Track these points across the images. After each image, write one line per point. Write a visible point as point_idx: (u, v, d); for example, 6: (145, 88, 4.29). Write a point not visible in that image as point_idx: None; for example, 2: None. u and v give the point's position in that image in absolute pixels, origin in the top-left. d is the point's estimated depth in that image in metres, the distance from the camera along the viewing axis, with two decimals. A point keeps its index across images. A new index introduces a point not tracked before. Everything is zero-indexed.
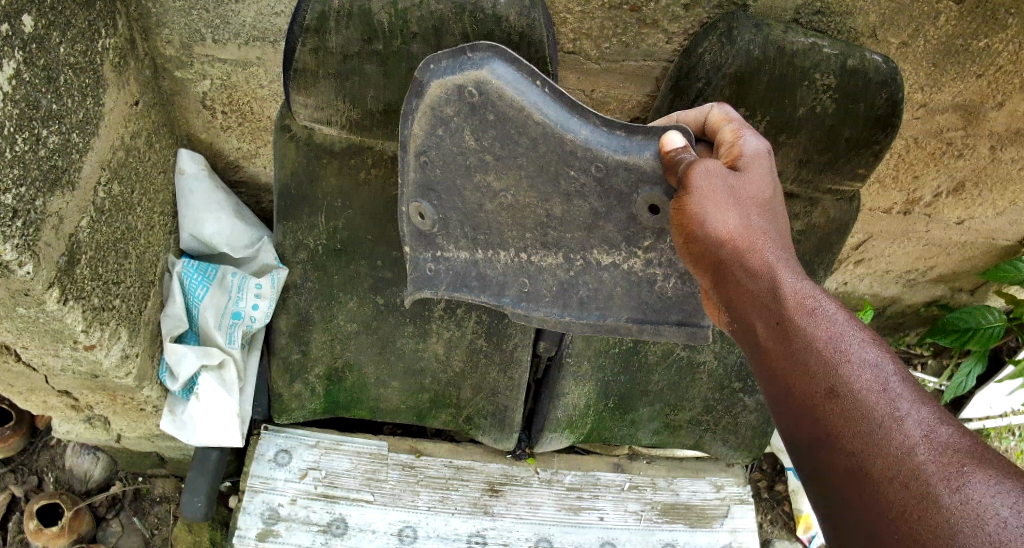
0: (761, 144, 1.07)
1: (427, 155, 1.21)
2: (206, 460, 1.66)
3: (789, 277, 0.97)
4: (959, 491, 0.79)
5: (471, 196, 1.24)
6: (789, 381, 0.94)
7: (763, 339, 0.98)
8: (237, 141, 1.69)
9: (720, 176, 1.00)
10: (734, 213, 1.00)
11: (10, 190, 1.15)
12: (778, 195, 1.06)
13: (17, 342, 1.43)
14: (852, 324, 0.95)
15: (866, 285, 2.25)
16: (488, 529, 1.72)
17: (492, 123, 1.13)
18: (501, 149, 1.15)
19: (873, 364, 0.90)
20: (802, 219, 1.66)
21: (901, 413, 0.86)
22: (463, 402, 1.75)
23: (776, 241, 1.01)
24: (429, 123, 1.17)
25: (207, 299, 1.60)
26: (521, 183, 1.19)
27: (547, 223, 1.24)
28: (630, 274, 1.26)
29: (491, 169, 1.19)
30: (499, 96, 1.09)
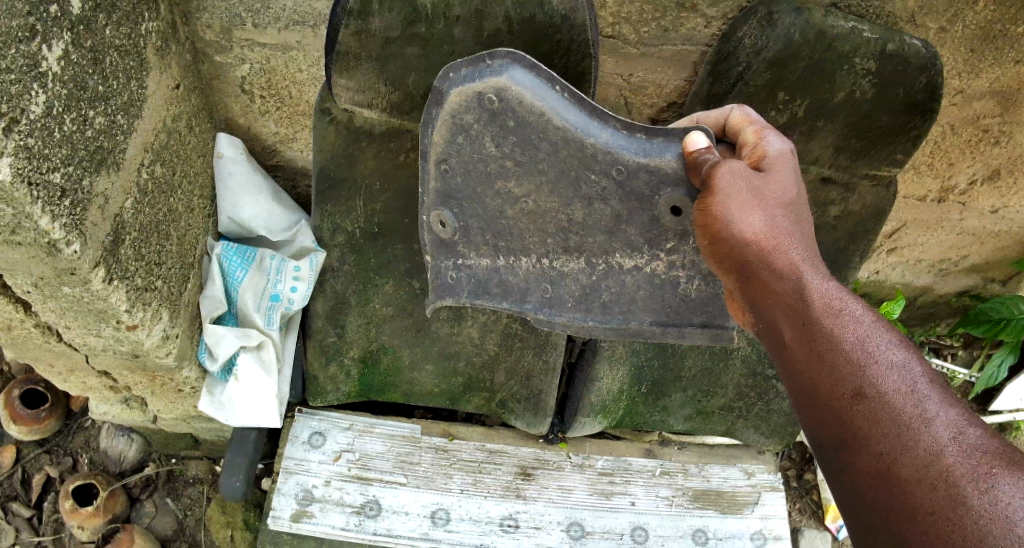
0: (785, 145, 1.05)
1: (447, 163, 1.23)
2: (245, 440, 1.67)
3: (816, 278, 0.97)
4: (988, 493, 0.80)
5: (492, 203, 1.24)
6: (816, 383, 0.95)
7: (790, 340, 0.98)
8: (274, 125, 1.70)
9: (746, 176, 0.98)
10: (759, 213, 0.98)
11: (59, 169, 1.16)
12: (803, 195, 1.05)
13: (60, 322, 1.44)
14: (880, 326, 0.95)
15: (898, 274, 2.24)
16: (521, 512, 1.73)
17: (512, 130, 1.14)
18: (522, 154, 1.16)
19: (900, 367, 0.91)
20: (838, 205, 1.64)
21: (930, 415, 0.88)
22: (498, 386, 1.76)
23: (802, 241, 1.01)
24: (450, 131, 1.18)
25: (245, 281, 1.62)
26: (543, 189, 1.19)
27: (568, 229, 1.23)
28: (654, 277, 1.23)
29: (512, 176, 1.19)
30: (519, 102, 1.10)
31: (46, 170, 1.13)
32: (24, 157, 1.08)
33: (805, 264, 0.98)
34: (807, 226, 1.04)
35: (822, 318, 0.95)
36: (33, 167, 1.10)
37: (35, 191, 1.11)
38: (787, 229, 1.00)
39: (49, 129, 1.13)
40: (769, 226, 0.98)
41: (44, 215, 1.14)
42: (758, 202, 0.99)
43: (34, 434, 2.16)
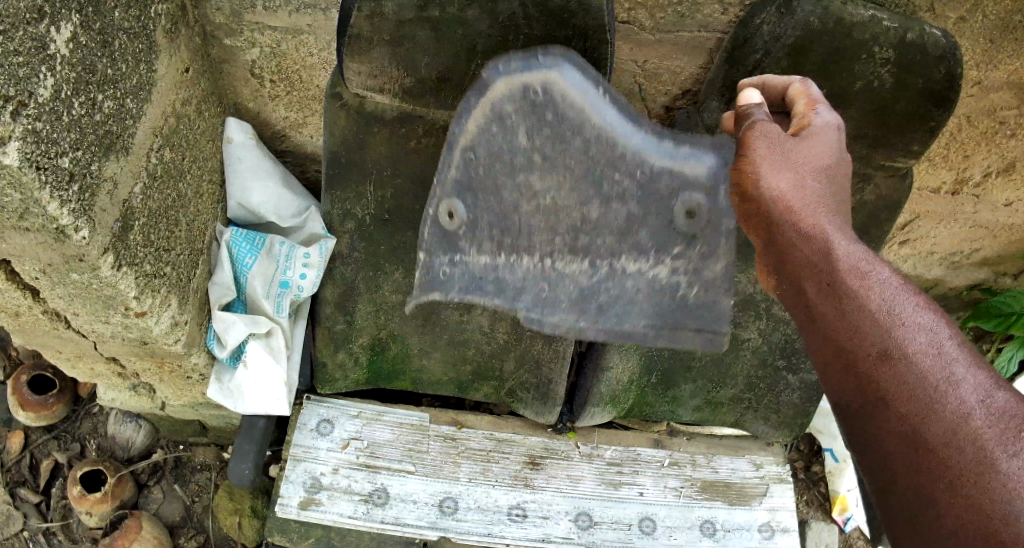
0: (829, 117, 1.06)
1: (473, 152, 1.14)
2: (253, 429, 1.63)
3: (848, 242, 0.98)
4: (1015, 457, 0.85)
5: (508, 196, 1.15)
6: (844, 344, 0.95)
7: (817, 302, 0.98)
8: (284, 110, 1.70)
9: (778, 141, 1.01)
10: (791, 177, 1.00)
11: (67, 154, 1.15)
12: (840, 164, 1.07)
13: (68, 309, 1.43)
14: (907, 289, 0.96)
15: (909, 266, 2.22)
16: (529, 502, 1.73)
17: (550, 124, 1.10)
18: (554, 148, 1.11)
19: (930, 329, 0.93)
20: (854, 195, 1.62)
21: (959, 379, 0.90)
22: (507, 375, 1.75)
23: (833, 208, 1.02)
24: (485, 122, 1.12)
25: (255, 268, 1.61)
26: (567, 186, 1.13)
27: (581, 228, 1.16)
28: (655, 282, 1.18)
29: (536, 170, 1.13)
30: (564, 98, 1.09)
31: (54, 154, 1.12)
32: (32, 141, 1.06)
33: (834, 228, 0.99)
34: (840, 194, 1.05)
35: (852, 280, 0.95)
36: (42, 151, 1.09)
37: (43, 175, 1.09)
38: (818, 194, 1.02)
39: (57, 112, 1.12)
40: (800, 190, 1.00)
41: (53, 200, 1.12)
42: (792, 166, 1.01)
43: (43, 420, 2.16)
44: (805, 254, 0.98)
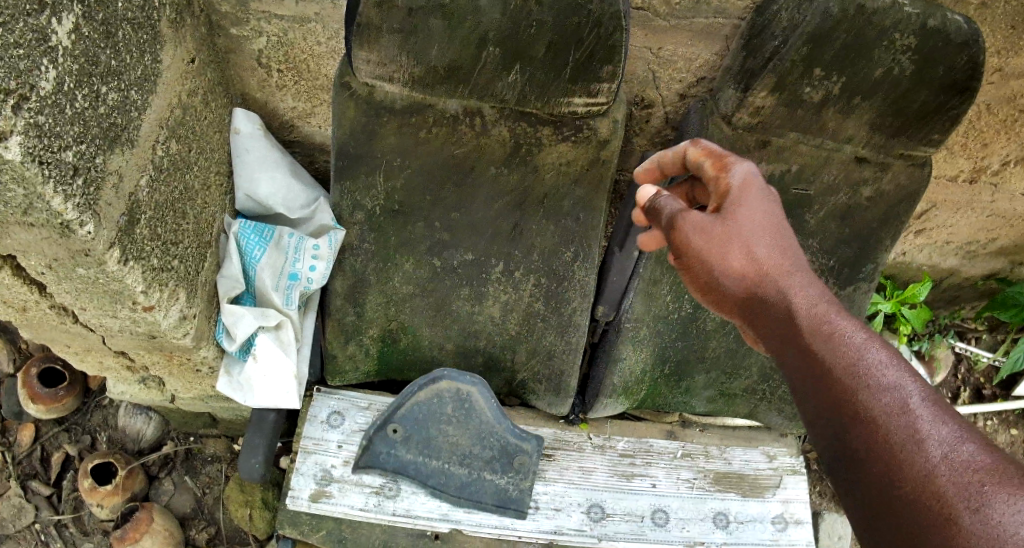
0: (748, 175, 1.14)
1: (409, 418, 1.63)
2: (263, 422, 1.62)
3: (801, 299, 1.04)
4: (979, 511, 0.81)
5: (426, 463, 1.64)
6: (815, 408, 0.98)
7: (790, 368, 1.02)
8: (292, 99, 1.69)
9: (703, 227, 1.09)
10: (735, 252, 1.08)
11: (70, 147, 1.13)
12: (777, 216, 1.13)
13: (75, 303, 1.41)
14: (870, 344, 0.97)
15: (925, 256, 2.19)
16: (541, 494, 1.71)
17: (458, 405, 1.64)
18: (460, 421, 1.64)
19: (892, 386, 0.93)
20: (871, 186, 1.57)
21: (923, 435, 0.88)
22: (519, 366, 1.70)
23: (785, 267, 1.08)
24: (427, 396, 1.62)
25: (264, 260, 1.58)
26: (463, 433, 1.65)
27: (466, 486, 1.65)
28: (511, 456, 1.67)
29: (447, 433, 1.64)
30: (469, 402, 1.64)
31: (57, 148, 1.10)
32: (34, 135, 1.05)
33: (790, 286, 1.06)
34: (792, 246, 1.11)
35: (812, 339, 1.00)
36: (44, 145, 1.07)
37: (46, 170, 1.08)
38: (768, 257, 1.08)
39: (60, 105, 1.10)
40: (748, 263, 1.08)
41: (57, 195, 1.11)
42: (729, 243, 1.08)
43: (53, 412, 2.16)
44: (771, 319, 1.05)
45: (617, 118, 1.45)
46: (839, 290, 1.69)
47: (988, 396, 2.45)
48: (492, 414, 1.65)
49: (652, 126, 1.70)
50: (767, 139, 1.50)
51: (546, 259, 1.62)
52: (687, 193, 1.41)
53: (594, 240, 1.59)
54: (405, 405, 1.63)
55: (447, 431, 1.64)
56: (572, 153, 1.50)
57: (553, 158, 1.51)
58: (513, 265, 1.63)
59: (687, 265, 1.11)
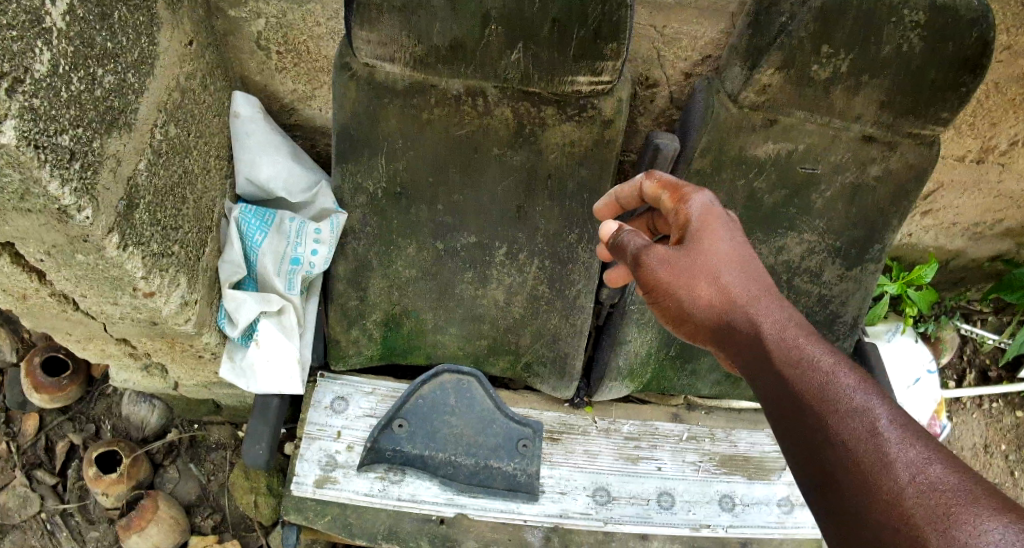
0: (704, 204, 1.14)
1: (415, 411, 1.67)
2: (267, 408, 1.57)
3: (769, 327, 1.03)
4: (947, 531, 0.79)
5: (431, 456, 1.65)
6: (786, 437, 0.97)
7: (762, 397, 1.02)
8: (292, 82, 1.67)
9: (668, 260, 1.09)
10: (701, 284, 1.08)
11: (67, 131, 1.12)
12: (743, 244, 1.12)
13: (75, 290, 1.40)
14: (837, 370, 0.97)
15: (931, 237, 2.17)
16: (546, 478, 1.70)
17: (460, 395, 1.69)
18: (462, 410, 1.69)
19: (860, 411, 0.92)
20: (879, 164, 1.55)
21: (891, 458, 0.87)
22: (523, 349, 1.72)
23: (750, 293, 1.08)
24: (432, 388, 1.69)
25: (265, 245, 1.57)
26: (466, 423, 1.68)
27: (472, 474, 1.66)
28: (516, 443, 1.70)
29: (451, 424, 1.67)
30: (470, 391, 1.70)
31: (53, 132, 1.09)
32: (29, 119, 1.03)
33: (759, 314, 1.05)
34: (760, 274, 1.10)
35: (781, 367, 0.99)
36: (40, 129, 1.06)
37: (42, 154, 1.06)
38: (735, 285, 1.08)
39: (55, 88, 1.09)
40: (716, 294, 1.07)
41: (53, 179, 1.09)
42: (696, 275, 1.08)
43: (56, 401, 2.16)
44: (738, 350, 1.05)
45: (621, 97, 1.44)
46: (846, 270, 1.67)
47: (994, 378, 2.44)
48: (494, 402, 1.71)
49: (657, 106, 1.68)
50: (773, 118, 1.48)
51: (550, 242, 1.61)
52: (648, 224, 1.46)
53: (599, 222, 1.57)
54: (411, 400, 1.68)
55: (451, 421, 1.68)
56: (576, 133, 1.48)
57: (556, 139, 1.49)
58: (517, 248, 1.62)
59: (658, 298, 1.11)
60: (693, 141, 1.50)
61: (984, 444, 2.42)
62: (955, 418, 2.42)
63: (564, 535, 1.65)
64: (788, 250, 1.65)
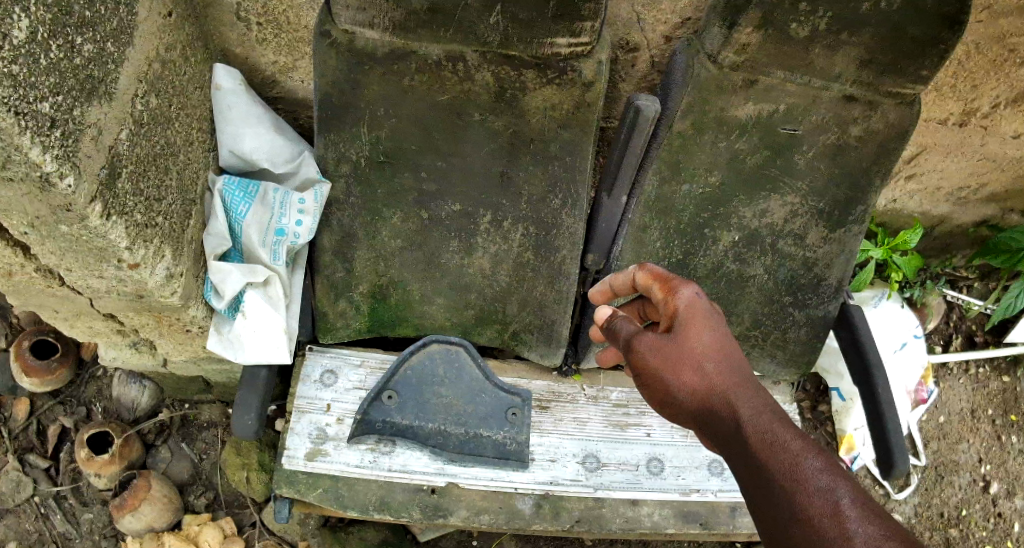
0: (692, 294, 1.20)
1: (406, 382, 1.67)
2: (256, 380, 1.55)
3: (746, 411, 1.11)
4: None
5: (422, 427, 1.66)
6: (760, 513, 1.05)
7: (739, 476, 1.10)
8: (273, 54, 1.67)
9: (658, 346, 1.16)
10: (687, 371, 1.15)
11: (47, 98, 1.11)
12: (725, 333, 1.19)
13: (59, 265, 1.39)
14: (807, 452, 1.05)
15: (916, 203, 2.19)
16: (536, 445, 1.72)
17: (451, 365, 1.70)
18: (452, 381, 1.69)
19: (824, 490, 1.01)
20: (861, 124, 1.55)
21: (851, 533, 0.96)
22: (511, 317, 1.73)
23: (732, 380, 1.15)
24: (422, 357, 1.69)
25: (250, 216, 1.56)
26: (458, 394, 1.69)
27: (464, 444, 1.66)
28: (505, 411, 1.71)
29: (444, 395, 1.68)
30: (460, 361, 1.70)
31: (34, 99, 1.08)
32: (8, 85, 1.03)
33: (738, 400, 1.13)
34: (739, 361, 1.18)
35: (756, 449, 1.07)
36: (19, 95, 1.05)
37: (22, 121, 1.06)
38: (717, 372, 1.15)
39: (34, 55, 1.08)
40: (698, 380, 1.14)
41: (34, 145, 1.09)
42: (682, 362, 1.15)
43: (47, 385, 2.15)
44: (719, 431, 1.12)
45: (601, 60, 1.43)
46: (829, 232, 1.68)
47: (980, 343, 2.47)
48: (483, 371, 1.71)
49: (638, 71, 1.69)
50: (754, 78, 1.49)
51: (534, 208, 1.62)
52: (638, 311, 1.51)
53: (582, 186, 1.57)
54: (401, 371, 1.68)
55: (441, 391, 1.68)
56: (557, 97, 1.48)
57: (538, 103, 1.49)
58: (501, 215, 1.63)
59: (646, 381, 1.18)
60: (675, 103, 1.51)
61: (971, 409, 2.44)
62: (941, 383, 2.44)
63: (554, 502, 1.67)
64: (771, 213, 1.66)
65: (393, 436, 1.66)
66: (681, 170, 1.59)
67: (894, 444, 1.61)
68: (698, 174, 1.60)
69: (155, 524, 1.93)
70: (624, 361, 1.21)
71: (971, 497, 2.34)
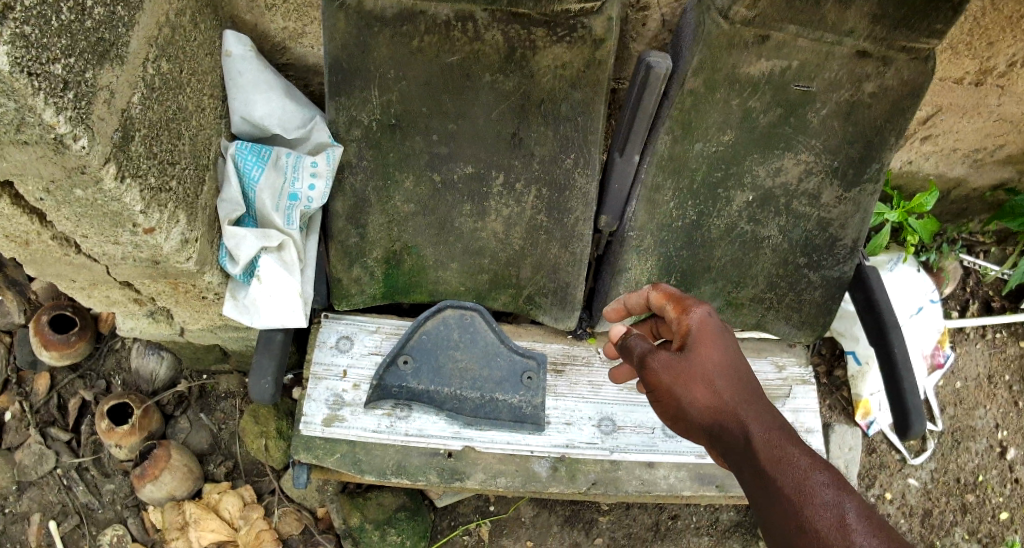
0: (704, 313, 1.22)
1: (421, 347, 1.68)
2: (272, 343, 1.57)
3: (756, 427, 1.11)
4: None
5: (439, 392, 1.67)
6: (768, 527, 1.05)
7: (748, 489, 1.09)
8: (282, 20, 1.66)
9: (670, 362, 1.17)
10: (698, 387, 1.15)
11: (59, 60, 1.11)
12: (737, 352, 1.19)
13: (76, 232, 1.40)
14: (817, 467, 1.05)
15: (932, 165, 2.17)
16: (552, 409, 1.72)
17: (467, 331, 1.70)
18: (467, 346, 1.70)
19: (831, 504, 1.00)
20: (874, 81, 1.53)
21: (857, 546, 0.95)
22: (524, 281, 1.73)
23: (742, 396, 1.15)
24: (437, 322, 1.69)
25: (262, 180, 1.57)
26: (473, 359, 1.69)
27: (479, 408, 1.67)
28: (519, 375, 1.71)
29: (460, 360, 1.68)
30: (474, 326, 1.70)
31: (46, 60, 1.08)
32: (22, 46, 1.03)
33: (748, 416, 1.13)
34: (749, 379, 1.18)
35: (764, 465, 1.07)
36: (32, 56, 1.05)
37: (35, 82, 1.06)
38: (729, 389, 1.15)
39: (45, 16, 1.08)
40: (709, 397, 1.14)
41: (47, 107, 1.09)
42: (694, 378, 1.15)
43: (66, 359, 2.17)
44: (729, 445, 1.12)
45: (611, 16, 1.42)
46: (844, 191, 1.67)
47: (996, 309, 2.44)
48: (497, 335, 1.71)
49: (649, 30, 1.68)
50: (766, 34, 1.46)
51: (547, 170, 1.61)
52: (652, 328, 1.55)
53: (593, 145, 1.57)
54: (415, 336, 1.68)
55: (457, 357, 1.69)
56: (567, 55, 1.47)
57: (547, 62, 1.48)
58: (513, 177, 1.63)
59: (658, 397, 1.19)
60: (687, 61, 1.49)
61: (988, 374, 2.42)
62: (958, 348, 2.43)
63: (570, 465, 1.68)
64: (786, 171, 1.65)
65: (409, 401, 1.67)
66: (694, 129, 1.57)
67: (910, 403, 1.60)
68: (711, 132, 1.58)
69: (176, 493, 1.96)
70: (638, 378, 1.23)
71: (987, 462, 2.33)
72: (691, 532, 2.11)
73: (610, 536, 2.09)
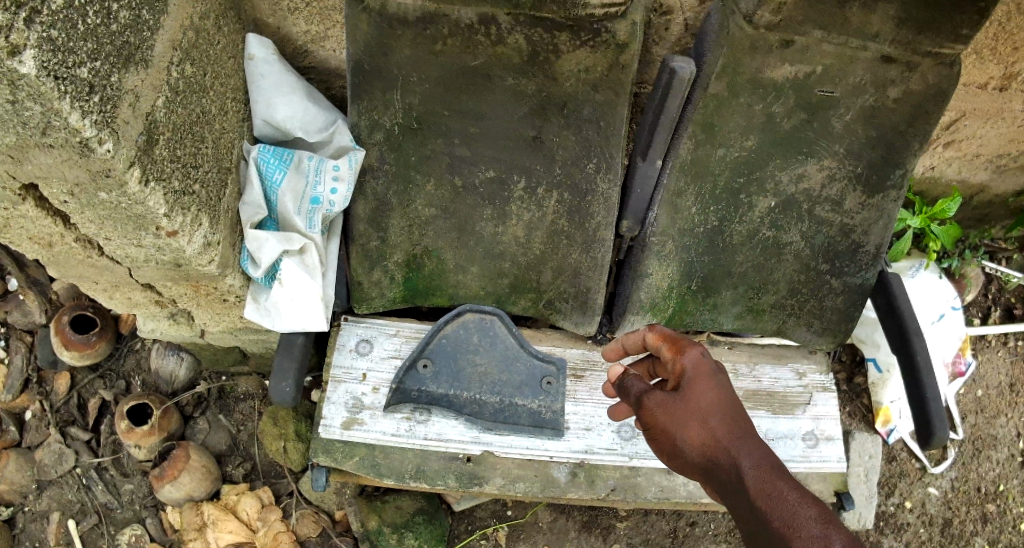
0: (699, 353, 1.22)
1: (439, 351, 1.68)
2: (293, 346, 1.59)
3: (748, 464, 1.11)
4: None
5: (458, 396, 1.66)
6: None
7: (742, 525, 1.09)
8: (305, 23, 1.67)
9: (666, 403, 1.17)
10: (693, 426, 1.14)
11: (85, 64, 1.12)
12: (731, 389, 1.19)
13: (99, 234, 1.40)
14: (805, 502, 1.05)
15: (954, 170, 2.14)
16: (571, 414, 1.71)
17: (485, 335, 1.69)
18: (486, 350, 1.69)
19: (820, 538, 1.01)
20: (899, 86, 1.52)
21: None
22: (545, 285, 1.73)
23: (735, 434, 1.15)
24: (456, 325, 1.69)
25: (284, 184, 1.58)
26: (492, 363, 1.69)
27: (499, 411, 1.67)
28: (538, 380, 1.71)
29: (478, 364, 1.68)
30: (492, 330, 1.70)
31: (72, 64, 1.09)
32: (49, 50, 1.04)
33: (742, 453, 1.13)
34: (744, 416, 1.17)
35: (756, 500, 1.07)
36: (59, 60, 1.06)
37: (61, 85, 1.06)
38: (722, 426, 1.14)
39: (72, 20, 1.09)
40: (704, 435, 1.14)
41: (73, 110, 1.09)
42: (688, 417, 1.15)
43: (87, 359, 2.19)
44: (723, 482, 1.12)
45: (635, 21, 1.41)
46: (867, 198, 1.65)
47: (1019, 316, 2.41)
48: (517, 340, 1.70)
49: (672, 34, 1.67)
50: (789, 39, 1.45)
51: (568, 174, 1.61)
52: (649, 368, 1.49)
53: (615, 150, 1.57)
54: (435, 340, 1.68)
55: (476, 361, 1.68)
56: (591, 59, 1.46)
57: (572, 65, 1.48)
58: (535, 182, 1.63)
59: (654, 436, 1.18)
60: (710, 65, 1.49)
61: (1010, 382, 2.39)
62: (979, 356, 2.40)
63: (589, 471, 1.67)
64: (809, 177, 1.63)
65: (428, 405, 1.66)
66: (716, 134, 1.56)
67: (933, 409, 1.58)
68: (733, 137, 1.57)
69: (194, 494, 1.96)
70: (635, 417, 1.23)
71: (1008, 471, 2.31)
72: (709, 539, 2.10)
73: (627, 542, 2.08)
